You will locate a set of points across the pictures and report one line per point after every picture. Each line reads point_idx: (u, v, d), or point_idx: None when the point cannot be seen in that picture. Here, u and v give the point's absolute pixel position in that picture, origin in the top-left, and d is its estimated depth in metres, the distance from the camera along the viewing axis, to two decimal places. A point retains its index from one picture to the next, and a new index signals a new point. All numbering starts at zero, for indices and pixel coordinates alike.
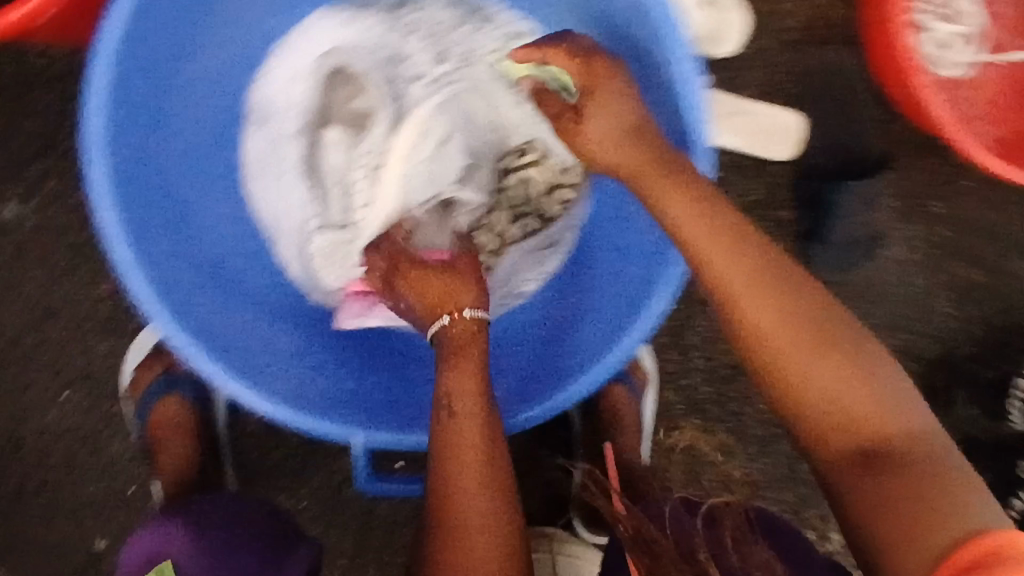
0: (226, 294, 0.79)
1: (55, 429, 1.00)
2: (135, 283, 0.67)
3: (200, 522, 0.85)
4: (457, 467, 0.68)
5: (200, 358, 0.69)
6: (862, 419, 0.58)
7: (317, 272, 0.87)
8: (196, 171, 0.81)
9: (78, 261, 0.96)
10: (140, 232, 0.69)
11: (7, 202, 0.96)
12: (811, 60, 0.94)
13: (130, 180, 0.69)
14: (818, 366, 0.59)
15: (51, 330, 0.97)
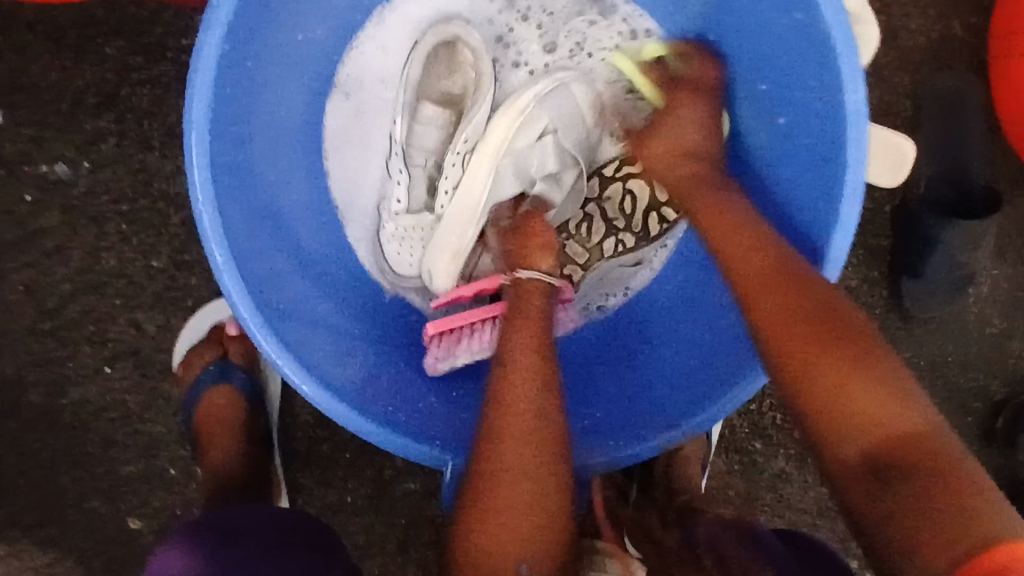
0: (301, 275, 0.74)
1: (93, 403, 0.95)
2: (216, 256, 0.63)
3: (253, 515, 0.79)
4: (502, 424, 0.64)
5: (271, 345, 0.65)
6: (875, 425, 0.50)
7: (392, 257, 0.82)
8: (282, 139, 0.75)
9: (128, 231, 0.90)
10: (227, 204, 0.65)
11: (58, 161, 0.89)
12: (924, 87, 0.89)
13: (222, 146, 0.65)
14: (828, 373, 0.53)
15: (97, 301, 0.92)
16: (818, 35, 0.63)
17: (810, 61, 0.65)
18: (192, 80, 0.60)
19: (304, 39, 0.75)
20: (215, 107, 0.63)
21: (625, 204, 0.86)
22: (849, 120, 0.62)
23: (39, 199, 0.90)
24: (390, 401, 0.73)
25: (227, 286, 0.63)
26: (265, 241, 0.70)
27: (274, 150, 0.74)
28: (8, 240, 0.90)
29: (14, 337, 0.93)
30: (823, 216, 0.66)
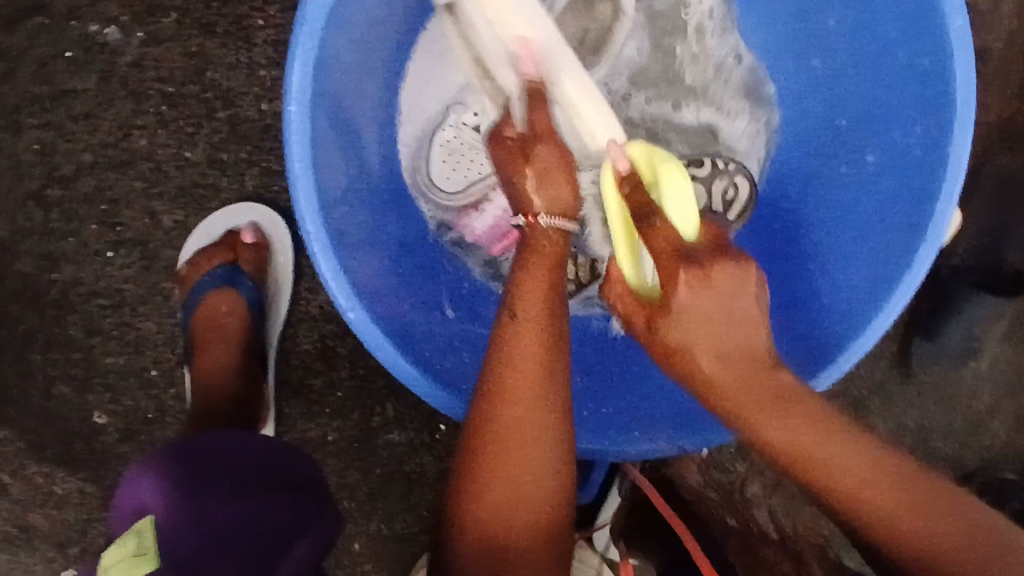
0: (365, 183, 0.72)
1: (85, 285, 0.89)
2: (293, 133, 0.62)
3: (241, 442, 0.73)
4: (505, 388, 0.56)
5: (315, 239, 0.63)
6: (874, 502, 0.52)
7: (433, 173, 0.80)
8: (386, 44, 0.73)
9: (169, 117, 0.86)
10: (321, 90, 0.64)
11: (110, 26, 0.85)
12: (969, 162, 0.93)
13: (337, 31, 0.64)
14: (825, 448, 0.53)
15: (120, 180, 0.87)
16: (937, 82, 0.63)
17: (922, 105, 0.65)
18: None
19: None
20: None
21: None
22: (947, 169, 0.63)
23: (78, 59, 0.86)
24: (414, 334, 0.70)
25: (295, 166, 0.62)
26: (343, 140, 0.69)
27: (366, 69, 0.72)
28: (36, 95, 0.86)
29: (16, 198, 0.88)
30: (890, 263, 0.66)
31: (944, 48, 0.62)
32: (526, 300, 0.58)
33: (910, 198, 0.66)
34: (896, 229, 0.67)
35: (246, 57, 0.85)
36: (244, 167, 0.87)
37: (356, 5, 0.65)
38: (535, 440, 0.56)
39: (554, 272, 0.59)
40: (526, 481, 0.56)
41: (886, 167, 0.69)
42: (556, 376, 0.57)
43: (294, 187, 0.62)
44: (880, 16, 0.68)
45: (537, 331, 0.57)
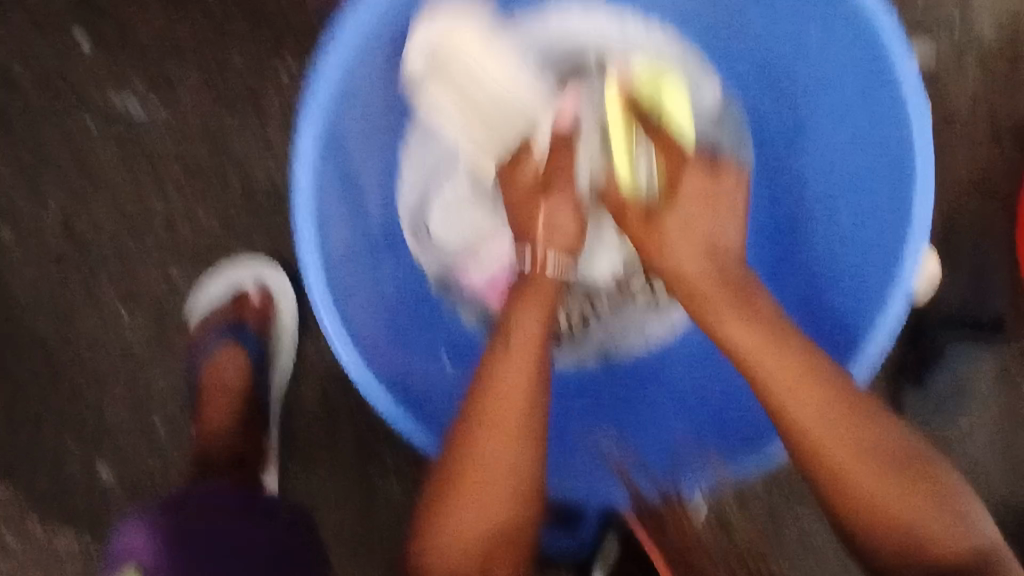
0: (368, 248, 0.76)
1: (98, 343, 0.93)
2: (302, 207, 0.65)
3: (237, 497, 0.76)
4: (487, 417, 0.63)
5: (325, 303, 0.66)
6: (878, 495, 0.59)
7: (430, 235, 0.83)
8: (383, 118, 0.77)
9: (184, 184, 0.91)
10: (326, 165, 0.68)
11: (134, 101, 0.91)
12: (951, 215, 0.96)
13: (339, 111, 0.68)
14: (844, 443, 0.59)
15: (136, 243, 0.92)
16: (899, 143, 0.67)
17: (886, 165, 0.69)
18: (325, 55, 0.63)
19: None
20: (346, 76, 0.66)
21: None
22: (912, 225, 0.66)
23: (102, 131, 0.92)
24: (418, 389, 0.74)
25: (302, 238, 0.65)
26: (346, 209, 0.73)
27: (367, 140, 0.75)
28: (60, 165, 0.92)
29: (36, 261, 0.92)
30: (874, 316, 0.68)
31: (901, 111, 0.65)
32: (517, 348, 0.66)
33: (893, 252, 0.68)
34: (878, 280, 0.69)
35: (260, 128, 0.91)
36: (255, 230, 0.92)
37: (357, 90, 0.69)
38: (511, 468, 0.62)
39: (542, 317, 0.69)
40: (495, 498, 0.62)
41: (870, 222, 0.71)
42: (534, 419, 0.64)
43: (303, 257, 0.66)
44: (841, 83, 0.71)
45: (522, 369, 0.65)
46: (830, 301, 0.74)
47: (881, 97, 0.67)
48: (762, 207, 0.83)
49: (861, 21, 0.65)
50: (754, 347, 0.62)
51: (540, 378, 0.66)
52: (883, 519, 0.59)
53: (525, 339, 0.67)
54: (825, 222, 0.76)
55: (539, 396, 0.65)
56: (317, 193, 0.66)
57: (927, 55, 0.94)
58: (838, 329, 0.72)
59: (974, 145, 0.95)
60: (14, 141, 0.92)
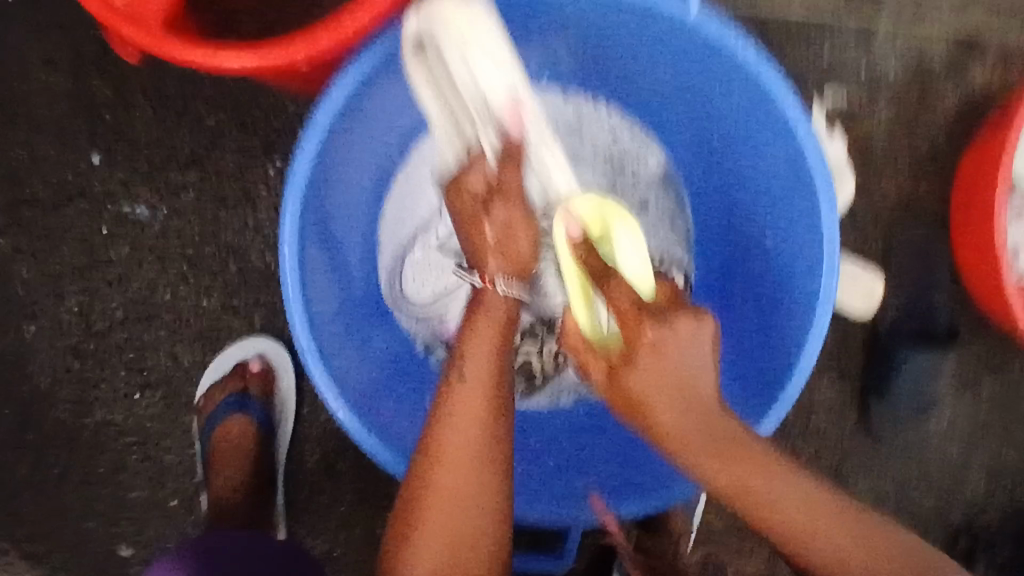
0: (350, 312, 0.86)
1: (113, 425, 1.01)
2: (289, 281, 0.75)
3: (251, 552, 0.83)
4: (442, 447, 0.67)
5: (314, 362, 0.75)
6: (783, 514, 0.63)
7: (409, 297, 0.94)
8: (358, 201, 0.88)
9: (186, 273, 1.02)
10: (306, 243, 0.77)
11: (139, 202, 1.02)
12: (885, 236, 1.05)
13: (314, 197, 0.78)
14: (774, 483, 0.63)
15: (144, 330, 1.01)
16: (801, 175, 0.76)
17: (794, 198, 0.78)
18: (299, 152, 0.74)
19: (389, 129, 0.88)
20: (319, 167, 0.76)
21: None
22: (822, 245, 0.75)
23: (112, 232, 1.02)
24: (401, 434, 0.83)
25: (290, 309, 0.74)
26: (328, 280, 0.82)
27: (348, 220, 0.86)
28: (76, 265, 1.02)
29: (56, 354, 1.01)
30: (798, 332, 0.78)
31: (797, 147, 0.75)
32: (473, 374, 0.69)
33: (806, 274, 0.78)
34: (799, 299, 0.79)
35: (253, 219, 1.02)
36: (254, 310, 1.01)
37: (329, 177, 0.80)
38: (474, 492, 0.66)
39: (494, 343, 0.72)
40: (450, 539, 0.65)
41: (783, 253, 0.82)
42: (497, 444, 0.68)
43: (294, 328, 0.75)
44: (749, 129, 0.81)
45: (476, 401, 0.68)
46: (764, 314, 0.84)
47: (784, 151, 0.77)
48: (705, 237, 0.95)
49: (750, 77, 0.74)
50: (669, 393, 0.64)
51: (496, 410, 0.69)
52: (795, 540, 0.63)
53: (484, 363, 0.70)
54: (755, 251, 0.86)
55: (491, 433, 0.68)
56: (301, 268, 0.76)
57: (844, 96, 1.04)
58: (777, 340, 0.81)
59: (895, 173, 1.04)
60: (31, 247, 1.02)
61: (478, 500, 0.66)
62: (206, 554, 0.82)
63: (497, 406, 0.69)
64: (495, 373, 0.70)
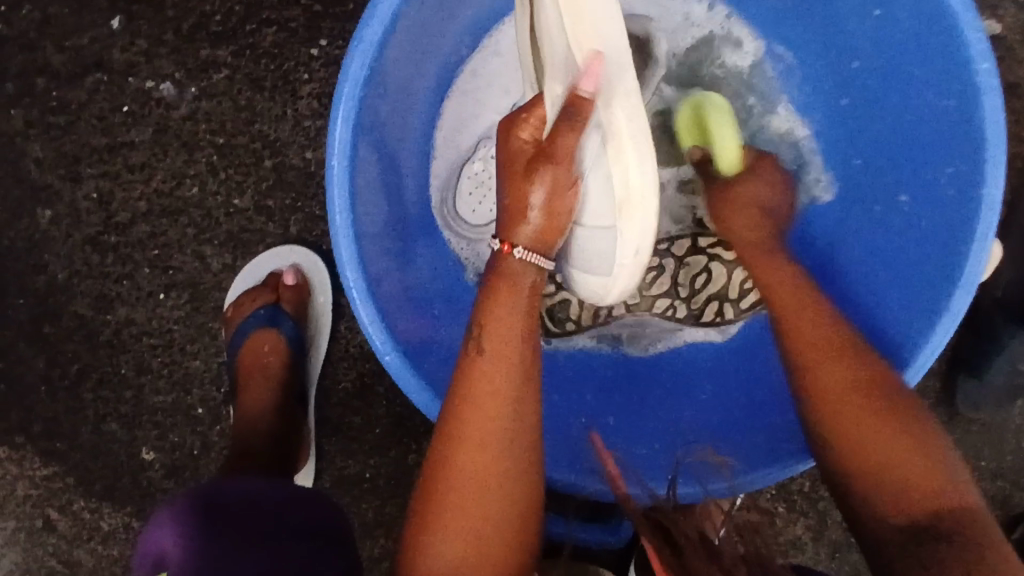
0: (400, 226, 0.75)
1: (134, 324, 0.93)
2: (338, 185, 0.64)
3: (276, 484, 0.76)
4: (469, 427, 0.57)
5: (358, 280, 0.65)
6: (868, 433, 0.57)
7: (461, 215, 0.83)
8: (421, 99, 0.76)
9: (218, 165, 0.91)
10: (360, 143, 0.66)
11: (166, 80, 0.91)
12: (1012, 198, 0.91)
13: (375, 89, 0.66)
14: (862, 415, 0.58)
15: (169, 226, 0.92)
16: (965, 100, 0.63)
17: (950, 134, 0.66)
18: (362, 33, 0.61)
19: (461, 18, 0.75)
20: (383, 53, 0.64)
21: (697, 278, 0.85)
22: (980, 211, 0.63)
23: (134, 112, 0.91)
24: (446, 368, 0.73)
25: (338, 218, 0.64)
26: (381, 187, 0.71)
27: (409, 111, 0.75)
28: (95, 147, 0.92)
29: (73, 243, 0.93)
30: (934, 296, 0.67)
31: (972, 89, 0.62)
32: (496, 345, 0.58)
33: (953, 228, 0.66)
34: (937, 255, 0.68)
35: (293, 109, 0.90)
36: (290, 213, 0.91)
37: (393, 66, 0.68)
38: (501, 475, 0.57)
39: (515, 311, 0.58)
40: (475, 514, 0.56)
41: (923, 204, 0.70)
42: (521, 424, 0.58)
43: (336, 231, 0.64)
44: (912, 62, 0.68)
45: (501, 369, 0.58)
46: (885, 268, 0.73)
47: (949, 75, 0.64)
48: (821, 184, 0.81)
49: None
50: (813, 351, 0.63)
51: (528, 379, 0.58)
52: (865, 466, 0.56)
53: (510, 333, 0.58)
54: (892, 198, 0.74)
55: (523, 402, 0.58)
56: (353, 161, 0.65)
57: (996, 24, 0.88)
58: (899, 310, 0.71)
59: None
60: (44, 123, 0.91)
61: (506, 483, 0.57)
62: (226, 479, 0.75)
63: (522, 386, 0.58)
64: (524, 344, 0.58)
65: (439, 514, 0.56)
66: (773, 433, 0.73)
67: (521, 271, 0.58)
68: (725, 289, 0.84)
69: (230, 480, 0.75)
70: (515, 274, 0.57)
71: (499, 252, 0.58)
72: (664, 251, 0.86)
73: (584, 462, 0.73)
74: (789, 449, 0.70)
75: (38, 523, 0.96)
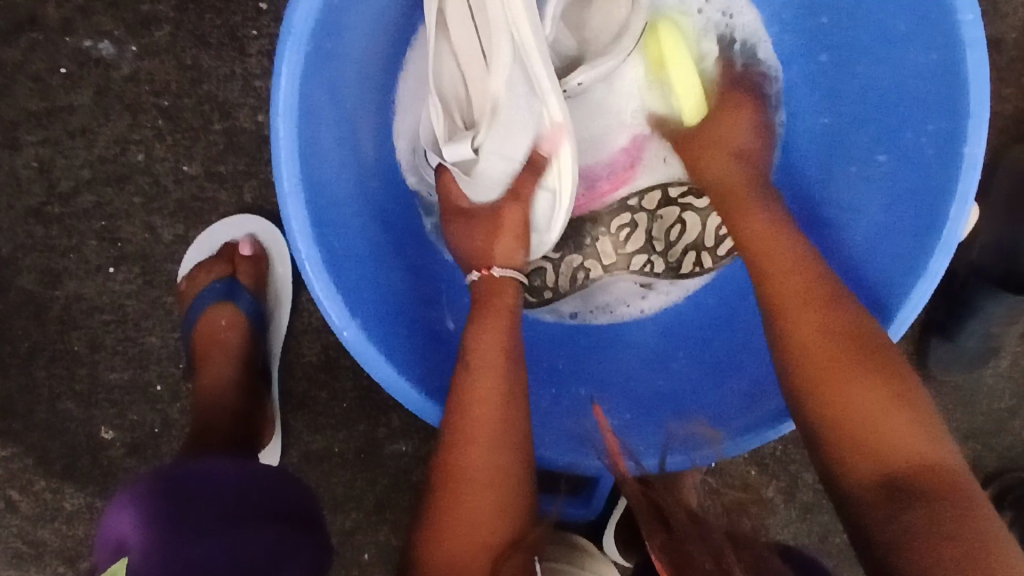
0: (358, 189, 0.70)
1: (86, 299, 0.89)
2: (285, 150, 0.60)
3: (236, 466, 0.73)
4: (470, 431, 0.59)
5: (309, 249, 0.61)
6: (887, 449, 0.51)
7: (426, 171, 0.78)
8: (378, 54, 0.72)
9: (165, 131, 0.86)
10: (308, 102, 0.61)
11: (106, 38, 0.85)
12: (991, 157, 0.89)
13: (323, 44, 0.61)
14: (856, 390, 0.54)
15: (116, 195, 0.87)
16: (947, 50, 0.60)
17: (931, 86, 0.63)
18: None
19: None
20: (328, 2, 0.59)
21: (672, 230, 0.83)
22: (960, 169, 0.61)
23: (72, 74, 0.85)
24: (412, 336, 0.69)
25: (285, 185, 0.60)
26: (335, 149, 0.67)
27: (365, 61, 0.70)
28: (33, 112, 0.86)
29: (15, 215, 0.87)
30: (910, 254, 0.65)
31: (956, 43, 0.59)
32: (483, 356, 0.62)
33: (933, 187, 0.64)
34: (914, 216, 0.65)
35: (242, 68, 0.84)
36: (243, 179, 0.87)
37: (344, 19, 0.63)
38: (500, 477, 0.58)
39: (507, 327, 0.64)
40: (480, 509, 0.57)
41: (899, 163, 0.68)
42: (516, 426, 0.61)
43: (283, 192, 0.60)
44: (895, 14, 0.65)
45: (490, 376, 0.61)
46: (866, 226, 0.70)
47: (932, 24, 0.61)
48: (856, 112, 0.72)
49: None
50: (799, 308, 0.60)
51: (513, 382, 0.62)
52: (869, 466, 0.51)
53: (491, 345, 0.63)
54: (870, 156, 0.71)
55: (514, 410, 0.61)
56: (300, 116, 0.60)
57: None
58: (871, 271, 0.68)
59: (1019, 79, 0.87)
60: None
61: (506, 486, 0.58)
62: (187, 459, 0.72)
63: (513, 383, 0.62)
64: (506, 345, 0.63)
65: (446, 513, 0.57)
66: (752, 398, 0.71)
67: (502, 302, 0.66)
68: (701, 238, 0.82)
69: (191, 461, 0.72)
70: (496, 289, 0.67)
71: (478, 279, 0.68)
72: (635, 206, 0.83)
73: (556, 435, 0.70)
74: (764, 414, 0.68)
75: None
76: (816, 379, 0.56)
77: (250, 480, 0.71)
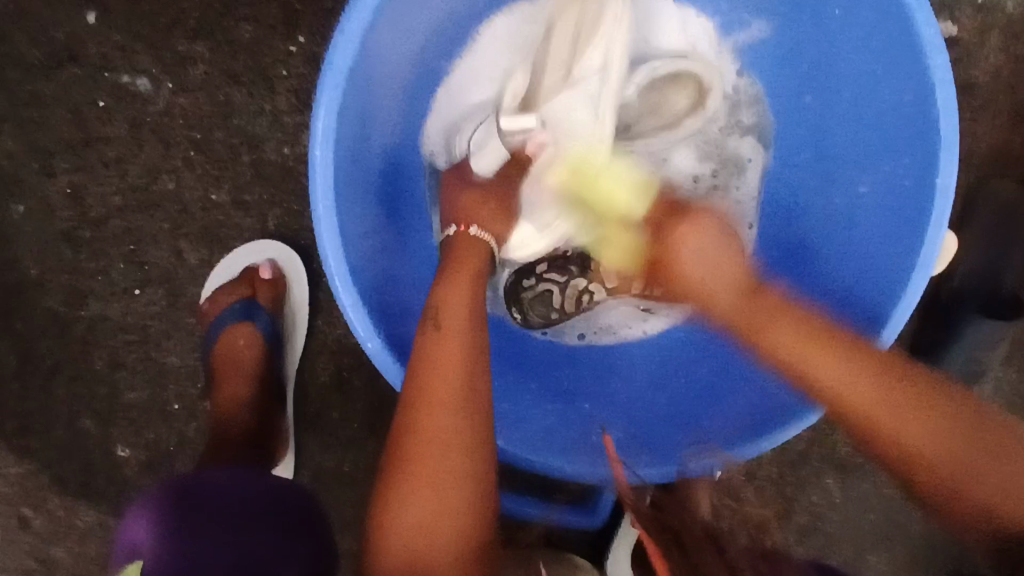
0: (379, 211, 0.75)
1: (110, 320, 0.93)
2: (320, 174, 0.64)
3: (251, 480, 0.76)
4: (431, 396, 0.60)
5: (338, 267, 0.65)
6: (962, 450, 0.57)
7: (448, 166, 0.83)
8: (404, 90, 0.77)
9: (195, 161, 0.91)
10: (342, 133, 0.67)
11: (143, 75, 0.91)
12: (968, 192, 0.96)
13: (357, 80, 0.66)
14: (907, 419, 0.58)
15: (144, 221, 0.92)
16: (921, 93, 0.66)
17: (906, 122, 0.69)
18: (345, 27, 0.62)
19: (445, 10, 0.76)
20: (366, 41, 0.65)
21: None
22: (935, 198, 0.66)
23: (110, 107, 0.91)
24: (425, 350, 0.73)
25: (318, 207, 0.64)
26: (361, 174, 0.72)
27: (393, 97, 0.76)
28: (70, 142, 0.91)
29: (47, 239, 0.92)
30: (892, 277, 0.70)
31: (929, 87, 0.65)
32: (450, 320, 0.64)
33: (911, 215, 0.69)
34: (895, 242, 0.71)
35: (271, 105, 0.90)
36: (267, 207, 0.92)
37: (376, 57, 0.68)
38: (464, 443, 0.59)
39: (471, 292, 0.67)
40: (443, 483, 0.57)
41: (879, 195, 0.74)
42: (477, 386, 0.61)
43: (317, 215, 0.65)
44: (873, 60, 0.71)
45: (452, 341, 0.62)
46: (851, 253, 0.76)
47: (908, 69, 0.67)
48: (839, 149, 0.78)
49: None
50: (819, 363, 0.61)
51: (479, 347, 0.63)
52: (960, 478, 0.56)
53: (459, 306, 0.65)
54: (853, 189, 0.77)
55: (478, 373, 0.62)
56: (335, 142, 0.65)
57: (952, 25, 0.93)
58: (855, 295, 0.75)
59: (994, 118, 0.95)
60: (17, 117, 0.91)
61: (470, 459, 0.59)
62: (204, 474, 0.75)
63: (479, 345, 0.63)
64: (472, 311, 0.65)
65: (403, 484, 0.57)
66: (753, 414, 0.75)
67: (472, 264, 0.70)
68: None
69: (207, 476, 0.74)
70: (469, 247, 0.72)
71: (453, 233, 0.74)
72: None
73: (567, 449, 0.73)
74: (761, 422, 0.73)
75: (10, 521, 0.95)
76: (876, 423, 0.58)
77: (266, 492, 0.74)
